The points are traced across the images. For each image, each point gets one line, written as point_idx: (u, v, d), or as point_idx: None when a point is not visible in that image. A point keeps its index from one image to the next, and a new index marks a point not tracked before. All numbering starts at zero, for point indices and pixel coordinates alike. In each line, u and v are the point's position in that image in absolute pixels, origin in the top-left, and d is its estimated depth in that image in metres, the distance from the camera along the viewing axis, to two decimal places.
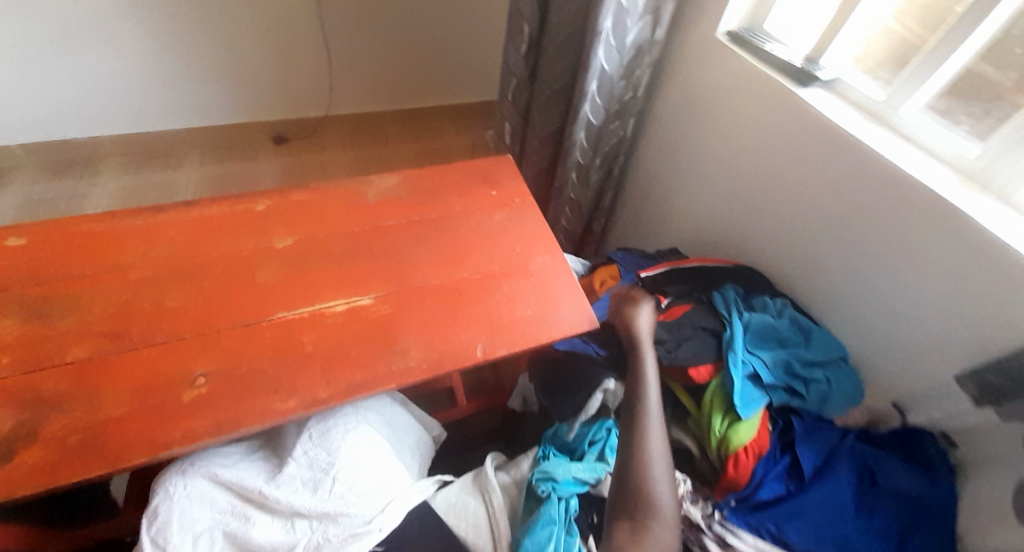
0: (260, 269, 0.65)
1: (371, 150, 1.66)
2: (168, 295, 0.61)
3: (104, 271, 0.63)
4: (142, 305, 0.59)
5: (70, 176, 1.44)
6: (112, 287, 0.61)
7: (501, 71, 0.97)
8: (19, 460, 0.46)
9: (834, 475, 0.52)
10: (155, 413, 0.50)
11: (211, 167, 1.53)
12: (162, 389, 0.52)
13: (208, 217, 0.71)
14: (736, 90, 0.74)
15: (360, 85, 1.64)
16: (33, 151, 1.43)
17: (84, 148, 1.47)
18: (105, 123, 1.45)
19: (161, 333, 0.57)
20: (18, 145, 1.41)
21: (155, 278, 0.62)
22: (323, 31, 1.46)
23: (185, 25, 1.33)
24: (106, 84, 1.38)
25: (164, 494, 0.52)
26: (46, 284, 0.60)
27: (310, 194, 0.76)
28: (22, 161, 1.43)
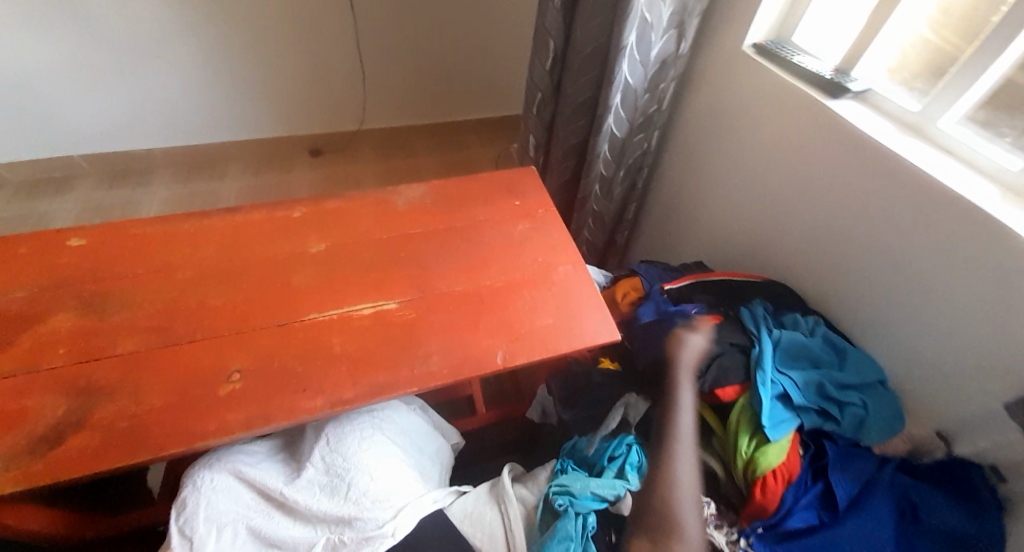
0: (293, 272, 0.67)
1: (401, 163, 1.71)
2: (208, 294, 0.64)
3: (152, 271, 0.67)
4: (184, 303, 0.63)
5: (124, 185, 1.54)
6: (157, 286, 0.65)
7: (527, 85, 1.00)
8: (69, 443, 0.50)
9: (870, 507, 0.50)
10: (191, 406, 0.53)
11: (251, 178, 1.61)
12: (199, 383, 0.55)
13: (247, 222, 0.74)
14: (764, 101, 0.73)
15: (392, 100, 1.69)
16: (94, 162, 1.54)
17: (138, 159, 1.58)
18: (157, 136, 1.56)
19: (200, 330, 0.60)
20: (81, 156, 1.52)
21: (197, 278, 0.66)
22: (357, 49, 1.52)
23: (232, 45, 1.42)
24: (160, 101, 1.48)
25: (192, 488, 0.54)
26: (101, 282, 0.65)
27: (341, 202, 0.79)
28: (84, 171, 1.55)
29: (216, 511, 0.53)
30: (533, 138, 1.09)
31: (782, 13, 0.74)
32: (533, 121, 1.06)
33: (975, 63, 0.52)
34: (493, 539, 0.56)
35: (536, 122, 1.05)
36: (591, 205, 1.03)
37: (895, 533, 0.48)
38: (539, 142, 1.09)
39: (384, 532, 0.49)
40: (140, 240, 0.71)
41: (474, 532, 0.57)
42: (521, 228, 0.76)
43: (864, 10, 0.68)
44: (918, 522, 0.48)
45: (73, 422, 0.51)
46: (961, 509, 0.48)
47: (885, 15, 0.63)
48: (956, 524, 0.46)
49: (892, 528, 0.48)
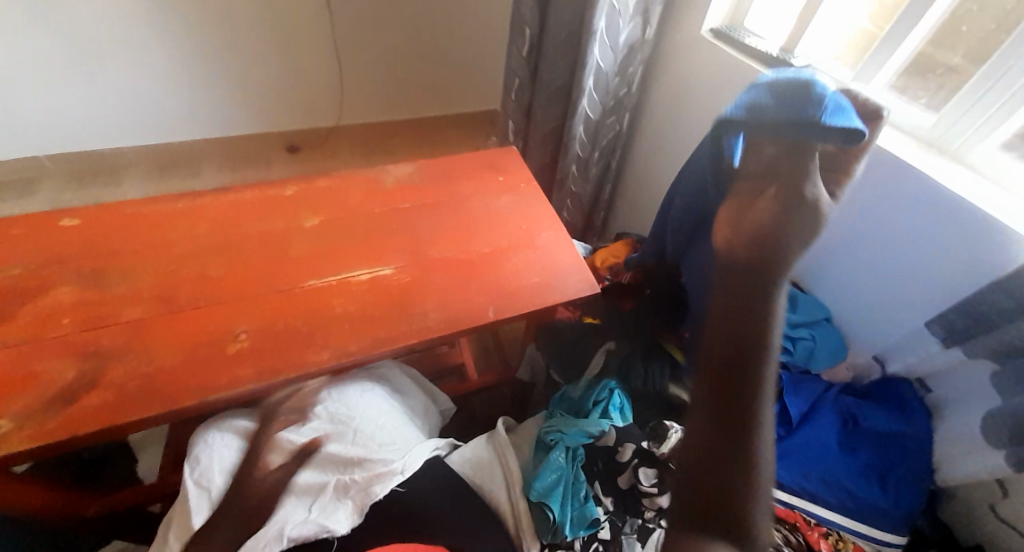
0: (289, 244, 0.71)
1: (380, 157, 1.74)
2: (208, 266, 0.67)
3: (149, 247, 0.69)
4: (185, 275, 0.65)
5: (95, 185, 1.50)
6: (157, 260, 0.67)
7: (505, 72, 1.05)
8: (86, 401, 0.52)
9: (819, 420, 0.64)
10: (203, 364, 0.56)
11: (228, 174, 1.60)
12: (208, 343, 0.58)
13: (239, 200, 0.77)
14: (719, 81, 0.81)
15: (369, 95, 1.72)
16: (59, 162, 1.49)
17: (108, 158, 1.53)
18: (128, 134, 1.52)
19: (204, 298, 0.63)
20: (45, 156, 1.47)
21: (195, 252, 0.68)
22: (334, 44, 1.54)
23: (206, 41, 1.40)
24: (131, 98, 1.45)
25: (204, 446, 0.57)
26: (99, 258, 0.67)
27: (331, 180, 0.82)
28: (49, 171, 1.49)
29: (230, 463, 0.56)
30: (513, 123, 1.14)
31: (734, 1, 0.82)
32: (513, 106, 1.11)
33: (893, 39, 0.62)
34: (492, 477, 0.61)
35: (516, 105, 1.11)
36: (569, 186, 1.09)
37: (840, 438, 0.63)
38: (517, 125, 1.15)
39: (395, 467, 0.56)
40: (135, 218, 0.73)
41: (474, 472, 0.62)
42: (505, 200, 0.81)
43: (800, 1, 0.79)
44: (858, 428, 0.63)
45: (88, 381, 0.54)
46: (891, 413, 0.63)
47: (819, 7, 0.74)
48: (885, 426, 0.61)
49: (837, 434, 0.63)
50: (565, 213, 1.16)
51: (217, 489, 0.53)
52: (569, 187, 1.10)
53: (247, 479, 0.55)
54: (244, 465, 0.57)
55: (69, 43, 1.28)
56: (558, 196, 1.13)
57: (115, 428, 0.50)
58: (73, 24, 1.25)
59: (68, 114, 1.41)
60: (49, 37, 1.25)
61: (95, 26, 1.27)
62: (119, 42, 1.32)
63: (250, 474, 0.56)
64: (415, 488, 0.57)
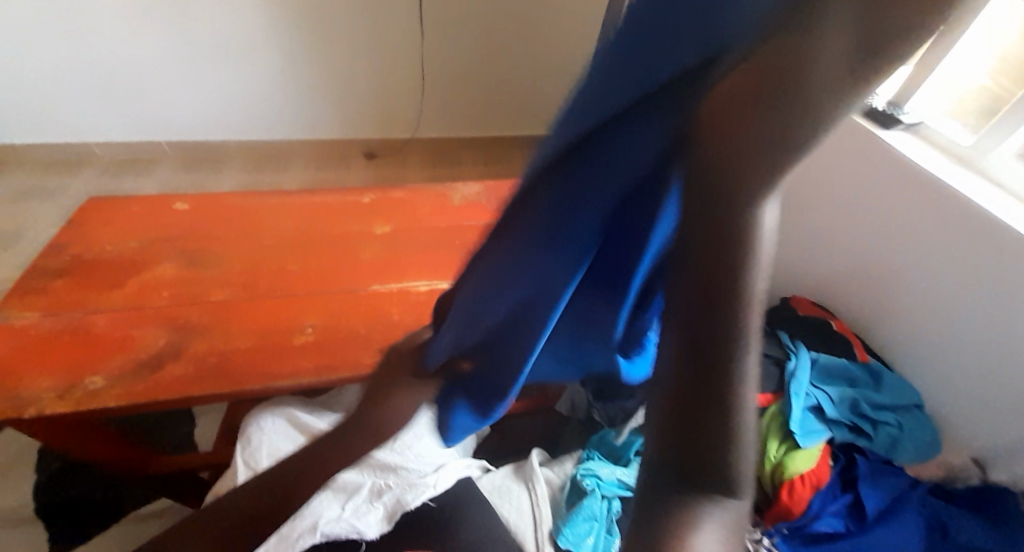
0: (361, 248, 0.75)
1: (451, 170, 1.78)
2: (288, 261, 0.72)
3: (240, 235, 0.75)
4: (268, 265, 0.71)
5: (200, 171, 1.64)
6: (246, 249, 0.73)
7: None
8: (170, 369, 0.57)
9: (898, 520, 0.58)
10: (273, 350, 0.60)
11: (312, 173, 1.70)
12: (278, 332, 0.62)
13: (323, 202, 0.83)
14: None
15: (448, 110, 1.79)
16: (176, 147, 1.65)
17: (213, 149, 1.68)
18: (235, 128, 1.66)
19: (281, 288, 0.67)
20: (165, 142, 1.64)
21: (280, 246, 0.74)
22: (422, 58, 1.64)
23: (313, 47, 1.55)
24: (242, 94, 1.60)
25: (255, 427, 0.61)
26: (198, 241, 0.74)
27: (406, 192, 0.86)
28: (165, 155, 1.65)
29: (274, 449, 0.58)
30: None
31: None
32: None
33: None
34: (521, 511, 0.60)
35: None
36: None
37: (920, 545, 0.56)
38: None
39: (428, 483, 0.56)
40: (234, 209, 0.80)
41: (502, 502, 0.61)
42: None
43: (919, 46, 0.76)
44: (946, 538, 0.56)
45: (172, 349, 0.59)
46: (986, 527, 0.56)
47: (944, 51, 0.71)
48: (979, 541, 0.55)
49: (916, 540, 0.56)
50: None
51: (260, 470, 0.56)
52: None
53: None
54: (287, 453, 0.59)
55: (202, 38, 1.46)
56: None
57: (191, 399, 0.55)
58: (210, 23, 1.44)
59: (190, 104, 1.58)
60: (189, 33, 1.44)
61: (226, 26, 1.45)
62: (244, 44, 1.50)
63: None
64: (442, 509, 0.56)
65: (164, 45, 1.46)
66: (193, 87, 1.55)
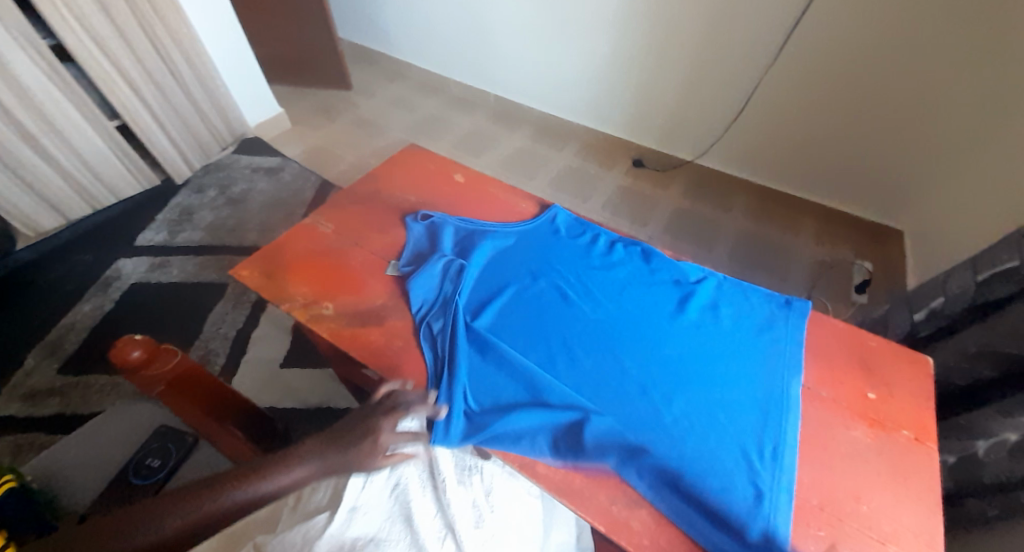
0: (567, 304, 0.85)
1: (754, 237, 1.95)
2: (492, 301, 0.86)
3: (488, 258, 0.94)
4: (480, 294, 0.88)
5: (582, 156, 2.34)
6: (480, 277, 0.91)
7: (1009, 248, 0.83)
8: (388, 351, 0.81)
9: None
10: (443, 376, 0.77)
11: (624, 189, 2.17)
12: (451, 359, 0.79)
13: (564, 256, 0.94)
14: (494, 506, 0.63)
15: (817, 176, 1.91)
16: (580, 134, 2.40)
17: (593, 134, 2.36)
18: (612, 124, 2.29)
19: (467, 324, 0.82)
20: (579, 121, 2.38)
21: (501, 282, 0.89)
22: (802, 133, 1.82)
23: (723, 84, 1.86)
24: (638, 111, 2.16)
25: (398, 406, 0.74)
26: (459, 248, 0.96)
27: (635, 278, 0.89)
28: (577, 133, 2.41)
29: (396, 443, 0.66)
30: (942, 301, 0.97)
31: (421, 487, 0.63)
32: (957, 287, 0.93)
33: (424, 497, 0.61)
34: None
35: (959, 289, 0.92)
36: (1001, 427, 0.79)
37: None
38: (946, 309, 0.96)
39: None
40: (501, 197, 1.07)
41: None
42: (801, 401, 0.69)
43: (418, 488, 0.62)
44: None
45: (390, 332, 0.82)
46: None
47: (420, 486, 0.63)
48: None
49: None
50: (969, 456, 0.85)
51: (378, 446, 0.65)
52: (1003, 428, 0.79)
53: (393, 472, 0.63)
54: (411, 459, 0.66)
55: (654, 80, 2.01)
56: (972, 413, 0.85)
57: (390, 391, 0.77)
58: (636, 77, 2.05)
59: (607, 109, 2.24)
60: (628, 88, 2.11)
61: (670, 104, 2.04)
62: (661, 87, 2.02)
63: (400, 467, 0.64)
64: None
65: (625, 89, 2.12)
66: (611, 97, 2.19)
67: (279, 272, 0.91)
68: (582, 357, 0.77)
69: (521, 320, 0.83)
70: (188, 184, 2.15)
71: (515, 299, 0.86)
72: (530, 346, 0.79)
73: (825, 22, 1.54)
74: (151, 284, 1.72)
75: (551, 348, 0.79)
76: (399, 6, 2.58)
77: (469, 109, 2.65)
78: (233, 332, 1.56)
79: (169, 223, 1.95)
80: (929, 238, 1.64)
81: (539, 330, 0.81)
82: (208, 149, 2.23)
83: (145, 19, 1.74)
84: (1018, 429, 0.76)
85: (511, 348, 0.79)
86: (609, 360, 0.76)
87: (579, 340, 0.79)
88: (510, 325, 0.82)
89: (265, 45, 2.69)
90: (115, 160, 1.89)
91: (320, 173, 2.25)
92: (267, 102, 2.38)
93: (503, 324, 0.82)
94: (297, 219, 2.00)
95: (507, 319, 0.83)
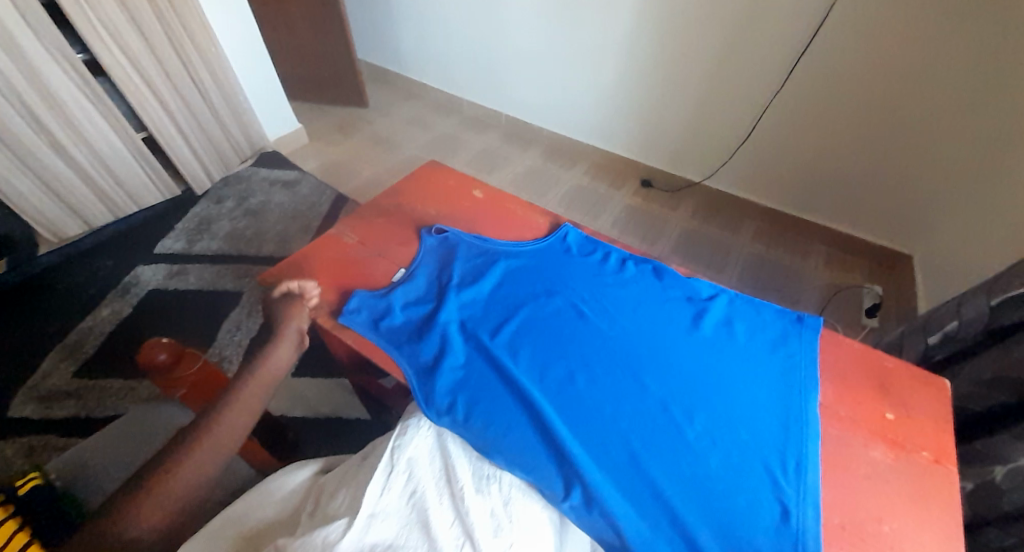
0: (583, 319, 0.86)
1: (764, 260, 1.96)
2: (510, 315, 0.88)
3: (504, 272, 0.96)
4: (497, 309, 0.90)
5: (593, 176, 2.38)
6: (496, 292, 0.93)
7: (1021, 274, 0.84)
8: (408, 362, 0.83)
9: None
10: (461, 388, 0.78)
11: (634, 208, 2.20)
12: (469, 370, 0.80)
13: (580, 271, 0.96)
14: (512, 516, 0.61)
15: (826, 201, 1.93)
16: (591, 154, 2.44)
17: (603, 155, 2.41)
18: (622, 146, 2.33)
19: (485, 338, 0.84)
20: (590, 142, 2.43)
21: (517, 297, 0.91)
22: (811, 158, 1.86)
23: (733, 110, 1.90)
24: (648, 134, 2.20)
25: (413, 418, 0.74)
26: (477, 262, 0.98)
27: (650, 294, 0.90)
28: (588, 154, 2.46)
29: (415, 451, 0.67)
30: (955, 325, 0.96)
31: (437, 495, 0.62)
32: (970, 312, 0.93)
33: (441, 505, 0.61)
34: None
35: (972, 315, 0.92)
36: (1019, 452, 0.78)
37: None
38: (959, 334, 0.95)
39: None
40: (518, 212, 1.10)
41: None
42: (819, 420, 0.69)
43: (435, 496, 0.62)
44: None
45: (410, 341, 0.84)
46: None
47: (437, 494, 0.63)
48: None
49: None
50: (987, 483, 0.84)
51: (395, 456, 0.66)
52: (1021, 454, 0.78)
53: (411, 479, 0.63)
54: (427, 468, 0.66)
55: (665, 104, 2.06)
56: (990, 438, 0.85)
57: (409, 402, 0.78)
58: (647, 101, 2.10)
59: (617, 131, 2.29)
60: (639, 112, 2.16)
61: (680, 128, 2.09)
62: (671, 111, 2.07)
63: (417, 475, 0.64)
64: None
65: (636, 112, 2.17)
66: (622, 120, 2.24)
67: (303, 280, 0.94)
68: (600, 372, 0.78)
69: (538, 335, 0.84)
70: (208, 195, 2.20)
71: (533, 315, 0.88)
72: (548, 360, 0.81)
73: (834, 51, 1.58)
74: (169, 291, 1.75)
75: (570, 363, 0.80)
76: (416, 29, 2.67)
77: (483, 129, 2.72)
78: (246, 340, 1.57)
79: (188, 233, 1.99)
80: (940, 265, 1.65)
81: (557, 345, 0.83)
82: (228, 162, 2.29)
83: (177, 39, 1.83)
84: None
85: (530, 361, 0.80)
86: (626, 374, 0.77)
87: (597, 355, 0.80)
88: (528, 339, 0.84)
89: (286, 64, 2.79)
90: (139, 171, 1.95)
91: (336, 187, 2.30)
92: (286, 118, 2.45)
93: (522, 339, 0.84)
94: (312, 231, 2.04)
95: (525, 333, 0.84)
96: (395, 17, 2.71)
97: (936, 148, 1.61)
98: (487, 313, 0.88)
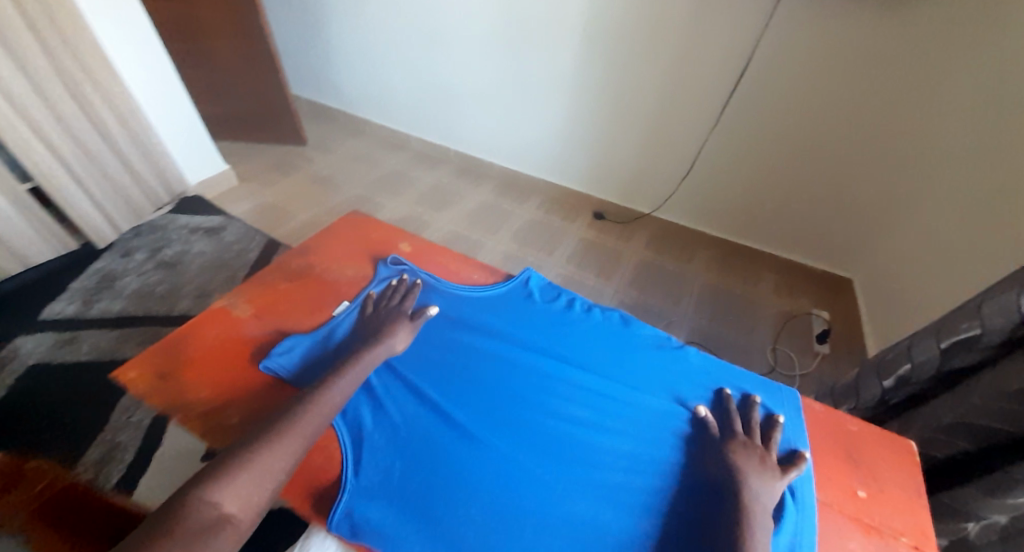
0: (542, 385, 0.85)
1: (718, 289, 1.95)
2: (465, 384, 0.85)
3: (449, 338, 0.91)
4: (452, 375, 0.86)
5: (544, 210, 2.32)
6: (448, 357, 0.89)
7: (960, 314, 0.83)
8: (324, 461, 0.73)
9: None
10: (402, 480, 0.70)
11: (588, 241, 2.14)
12: (418, 450, 0.75)
13: (538, 331, 0.95)
14: None
15: (771, 228, 1.96)
16: (541, 188, 2.40)
17: (554, 189, 2.37)
18: (571, 179, 2.31)
19: (440, 411, 0.80)
20: (539, 176, 2.39)
21: (470, 364, 0.88)
22: (753, 187, 1.89)
23: (677, 141, 1.92)
24: (595, 167, 2.19)
25: None
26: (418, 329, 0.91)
27: (608, 353, 0.91)
28: (538, 188, 2.41)
29: None
30: (908, 369, 0.92)
31: None
32: (921, 355, 0.89)
33: None
34: None
35: (924, 359, 0.88)
36: (987, 508, 0.74)
37: None
38: (913, 377, 0.91)
39: None
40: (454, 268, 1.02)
41: None
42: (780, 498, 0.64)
43: None
44: None
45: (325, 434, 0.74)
46: None
47: None
48: None
49: None
50: (963, 539, 0.80)
51: None
52: (989, 509, 0.74)
53: None
54: None
55: (611, 137, 2.06)
56: (956, 491, 0.80)
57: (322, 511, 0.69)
58: (593, 134, 2.10)
59: (565, 165, 2.28)
60: (585, 145, 2.15)
61: (627, 161, 2.09)
62: (617, 144, 2.07)
63: None
64: None
65: (582, 146, 2.16)
66: (569, 154, 2.22)
67: (186, 369, 0.81)
68: (558, 446, 0.77)
69: (494, 404, 0.82)
70: (114, 248, 1.96)
71: (490, 382, 0.85)
72: (505, 432, 0.78)
73: (763, 86, 1.64)
74: (54, 364, 1.49)
75: (526, 434, 0.78)
76: (356, 66, 2.59)
77: (430, 165, 2.62)
78: (147, 421, 1.35)
79: (85, 292, 1.75)
80: (882, 289, 1.68)
81: (516, 415, 0.81)
82: (141, 210, 2.06)
83: (72, 81, 1.65)
84: (1005, 509, 0.72)
85: (484, 435, 0.77)
86: (586, 446, 0.77)
87: (555, 426, 0.79)
88: (484, 410, 0.81)
89: (213, 102, 2.60)
90: (25, 226, 1.70)
91: (267, 232, 2.12)
92: (211, 160, 2.27)
93: (477, 411, 0.81)
94: (238, 283, 1.85)
95: (480, 404, 0.82)
96: (333, 54, 2.63)
97: (863, 175, 1.68)
98: (439, 381, 0.85)
